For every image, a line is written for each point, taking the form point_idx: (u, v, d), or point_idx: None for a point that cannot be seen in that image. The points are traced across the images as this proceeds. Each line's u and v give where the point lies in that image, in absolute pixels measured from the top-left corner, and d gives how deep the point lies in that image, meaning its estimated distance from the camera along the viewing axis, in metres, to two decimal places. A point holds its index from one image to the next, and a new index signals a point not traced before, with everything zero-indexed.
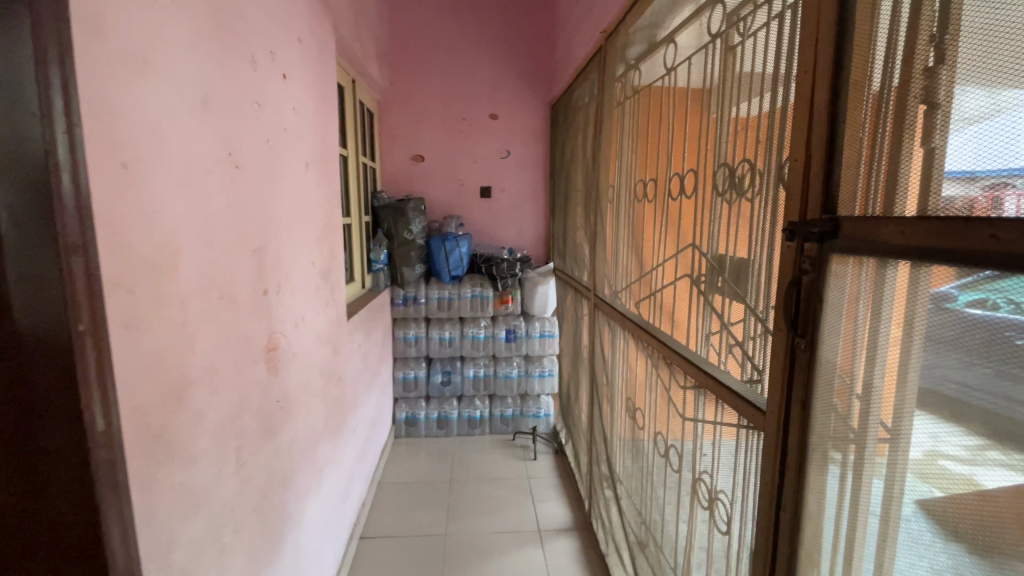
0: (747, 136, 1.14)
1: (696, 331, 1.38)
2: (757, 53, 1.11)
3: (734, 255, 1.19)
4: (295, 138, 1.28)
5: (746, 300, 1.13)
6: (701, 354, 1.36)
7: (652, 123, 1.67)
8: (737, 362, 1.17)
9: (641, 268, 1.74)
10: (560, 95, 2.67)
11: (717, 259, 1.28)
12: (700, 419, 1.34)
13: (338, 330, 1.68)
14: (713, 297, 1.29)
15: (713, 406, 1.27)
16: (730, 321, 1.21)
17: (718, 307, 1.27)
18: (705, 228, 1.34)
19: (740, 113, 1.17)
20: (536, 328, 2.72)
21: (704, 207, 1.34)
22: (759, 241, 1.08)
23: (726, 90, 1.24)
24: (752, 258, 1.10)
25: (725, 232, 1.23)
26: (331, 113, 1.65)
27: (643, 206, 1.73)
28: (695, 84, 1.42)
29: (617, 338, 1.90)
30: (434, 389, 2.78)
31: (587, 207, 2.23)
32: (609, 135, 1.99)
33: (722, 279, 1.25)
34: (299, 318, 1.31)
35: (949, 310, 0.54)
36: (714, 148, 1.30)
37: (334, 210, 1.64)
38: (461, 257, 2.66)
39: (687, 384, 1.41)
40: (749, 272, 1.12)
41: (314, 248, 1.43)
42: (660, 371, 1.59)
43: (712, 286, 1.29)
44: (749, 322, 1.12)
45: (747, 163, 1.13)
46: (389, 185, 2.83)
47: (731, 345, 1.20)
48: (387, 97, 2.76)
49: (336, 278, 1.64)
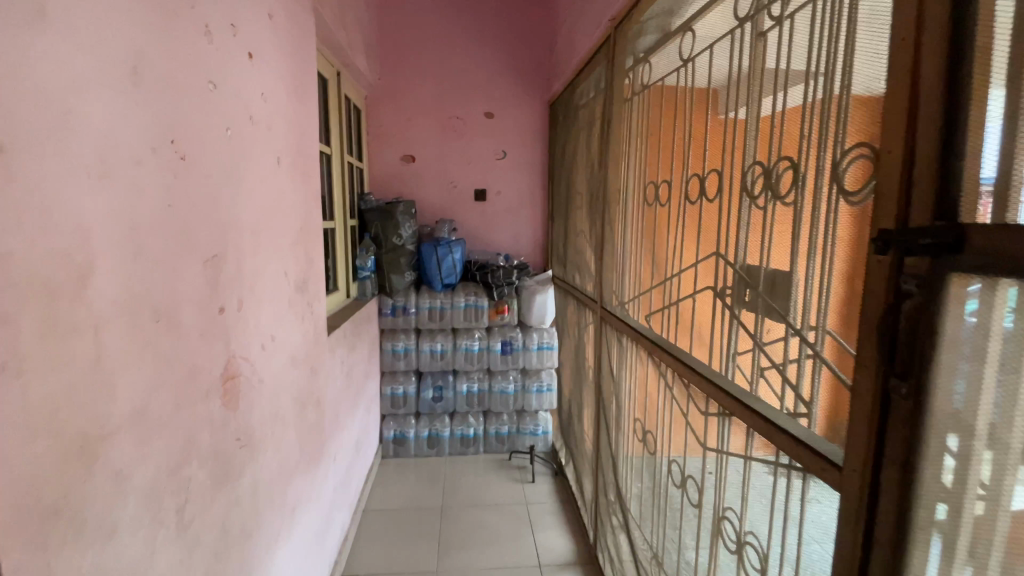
0: (783, 131, 0.98)
1: (720, 349, 1.23)
2: (796, 36, 0.95)
3: (768, 267, 1.04)
4: (264, 129, 1.11)
5: (786, 317, 0.97)
6: (727, 377, 1.20)
7: (663, 123, 1.52)
8: (773, 390, 1.02)
9: (655, 280, 1.58)
10: (560, 93, 2.51)
11: (747, 271, 1.12)
12: (727, 450, 1.18)
13: (317, 347, 1.49)
14: (742, 314, 1.13)
15: (741, 437, 1.11)
16: (764, 341, 1.05)
17: (748, 325, 1.11)
18: (731, 236, 1.18)
19: (774, 106, 1.02)
20: (534, 340, 2.55)
21: (730, 214, 1.19)
22: (802, 251, 0.92)
23: (754, 83, 1.09)
24: (794, 270, 0.95)
25: (757, 241, 1.07)
26: (310, 105, 1.47)
27: (658, 211, 1.56)
28: (717, 76, 1.27)
29: (627, 353, 1.73)
30: (425, 405, 2.58)
31: (591, 211, 2.07)
32: (615, 135, 1.84)
33: (751, 293, 1.09)
34: (268, 338, 1.12)
35: (989, 330, 0.49)
36: (741, 145, 1.14)
37: (313, 213, 1.46)
38: (454, 264, 2.49)
39: (709, 410, 1.25)
40: (790, 286, 0.96)
41: (287, 256, 1.25)
42: (676, 392, 1.42)
43: (741, 301, 1.14)
44: (789, 343, 0.95)
45: (786, 162, 0.97)
46: (377, 187, 2.65)
47: (765, 368, 1.04)
48: (375, 93, 2.59)
49: (315, 289, 1.45)
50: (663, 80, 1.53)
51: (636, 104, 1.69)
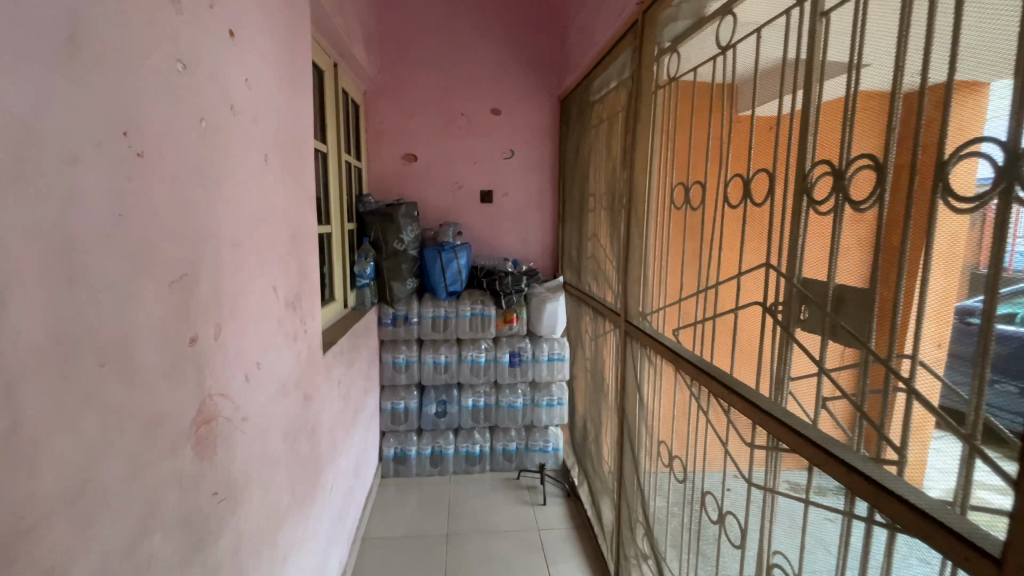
0: (857, 119, 0.80)
1: (769, 371, 1.05)
2: (876, 8, 0.78)
3: (834, 278, 0.86)
4: (250, 124, 0.95)
5: (861, 339, 0.79)
6: (777, 403, 1.02)
7: (699, 119, 1.36)
8: (839, 424, 0.84)
9: (687, 290, 1.42)
10: (574, 88, 2.35)
11: (803, 282, 0.94)
12: (779, 489, 1.01)
13: (311, 370, 1.33)
14: (798, 332, 0.95)
15: (799, 475, 0.95)
16: (829, 365, 0.87)
17: (806, 344, 0.93)
18: (782, 241, 1.01)
19: (842, 92, 0.85)
20: (544, 351, 2.39)
21: (779, 216, 1.01)
22: (884, 261, 0.75)
23: (814, 67, 0.91)
24: (872, 284, 0.77)
25: (818, 248, 0.90)
26: (306, 97, 1.30)
27: (689, 214, 1.40)
28: (764, 63, 1.10)
29: (655, 369, 1.57)
30: (427, 421, 2.41)
31: (611, 214, 1.92)
32: (638, 133, 1.68)
33: (812, 307, 0.91)
34: (254, 366, 0.95)
35: None
36: (795, 138, 0.97)
37: (308, 219, 1.30)
38: (460, 270, 2.33)
39: (755, 441, 1.09)
40: (868, 303, 0.78)
41: (278, 269, 1.08)
42: (713, 418, 1.26)
43: (795, 318, 0.96)
44: (866, 370, 0.77)
45: (862, 157, 0.79)
46: (377, 188, 2.49)
47: (828, 395, 0.87)
48: (375, 88, 2.42)
49: (310, 303, 1.29)
50: (698, 71, 1.36)
51: (665, 97, 1.53)
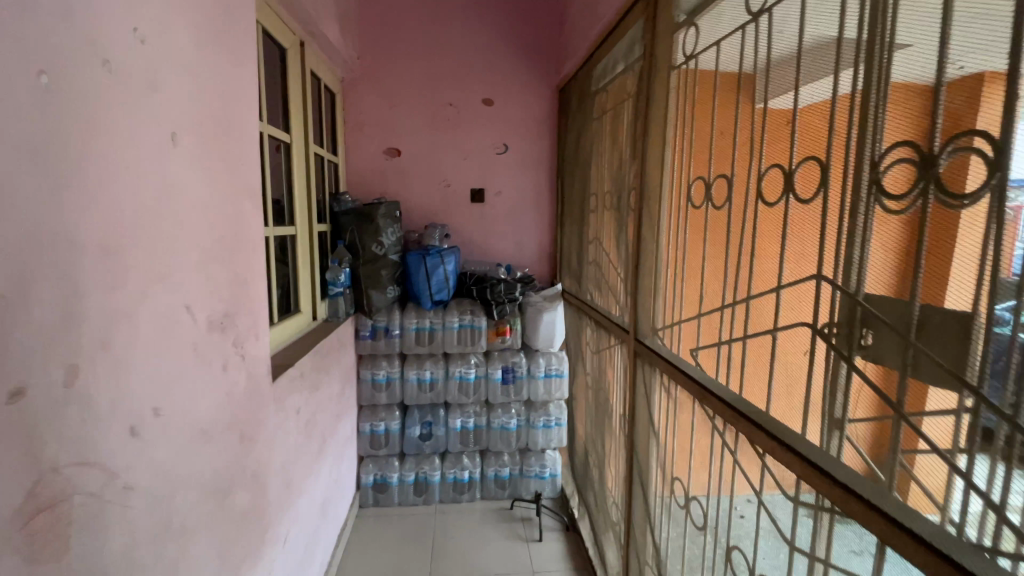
0: (965, 81, 0.58)
1: (818, 415, 0.80)
2: None
3: (918, 294, 0.63)
4: (149, 94, 0.72)
5: (964, 380, 0.57)
6: (831, 453, 0.77)
7: (724, 102, 1.12)
8: (928, 492, 0.62)
9: (710, 305, 1.17)
10: (574, 75, 2.12)
11: (870, 299, 0.71)
12: (832, 567, 0.77)
13: (254, 402, 1.08)
14: (864, 365, 0.72)
15: (866, 555, 0.70)
16: (910, 411, 0.64)
17: (875, 380, 0.69)
18: (837, 243, 0.77)
19: (934, 45, 0.61)
20: (540, 367, 2.15)
21: (834, 214, 0.77)
22: (1013, 273, 0.52)
23: (889, 17, 0.68)
24: (985, 304, 0.55)
25: (895, 253, 0.66)
26: (250, 71, 1.07)
27: (711, 214, 1.16)
28: (808, 24, 0.85)
29: (669, 395, 1.32)
30: (410, 445, 2.16)
31: (617, 213, 1.69)
32: (646, 122, 1.44)
33: (884, 333, 0.68)
34: (149, 415, 0.72)
35: None
36: (855, 113, 0.73)
37: (251, 218, 1.06)
38: (446, 277, 2.08)
39: (801, 501, 0.84)
40: (977, 332, 0.56)
41: (197, 282, 0.85)
42: (744, 464, 1.01)
43: (859, 346, 0.73)
44: (977, 425, 0.55)
45: (974, 131, 0.56)
46: (356, 187, 2.25)
47: (908, 448, 0.64)
48: (354, 75, 2.18)
49: (250, 322, 1.05)
50: (721, 45, 1.13)
51: (682, 79, 1.29)
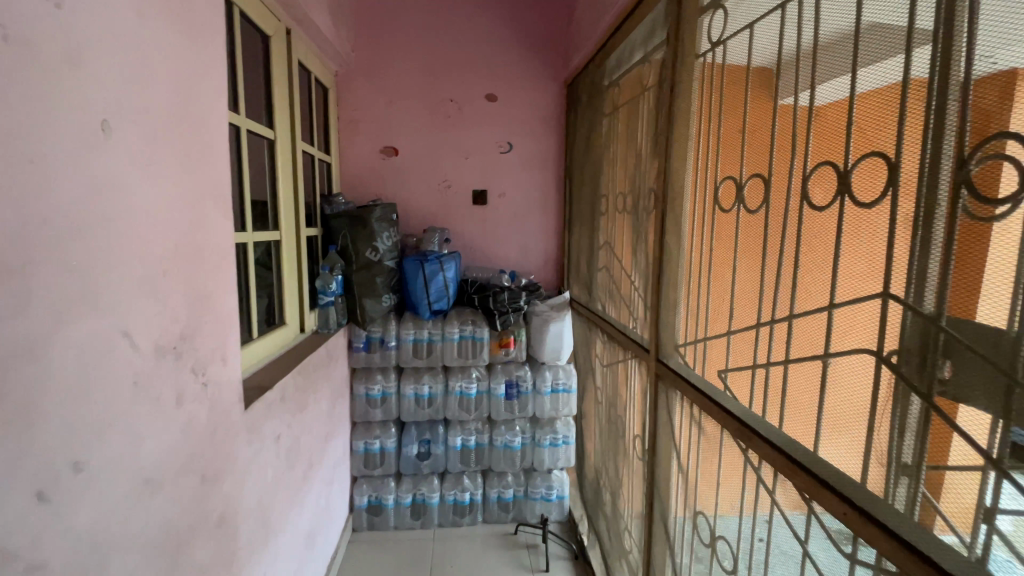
0: None
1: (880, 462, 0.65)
2: None
3: None
4: (68, 72, 0.58)
5: None
6: (899, 507, 0.64)
7: (759, 92, 0.96)
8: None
9: (740, 322, 1.02)
10: (584, 69, 1.98)
11: (955, 324, 0.56)
12: None
13: (221, 436, 0.94)
14: (947, 406, 0.57)
15: None
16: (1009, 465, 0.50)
17: (966, 427, 0.55)
18: (907, 254, 0.62)
19: None
20: (546, 381, 2.00)
21: (905, 219, 0.62)
22: None
23: None
24: None
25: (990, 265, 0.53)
26: (216, 55, 0.93)
27: (743, 218, 1.02)
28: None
29: (694, 422, 1.17)
30: (407, 465, 2.01)
31: (633, 217, 1.54)
32: (668, 116, 1.29)
33: (974, 365, 0.54)
34: (60, 473, 0.58)
35: None
36: (935, 92, 0.58)
37: (217, 224, 0.92)
38: (446, 285, 1.94)
39: (864, 564, 0.69)
40: None
41: (141, 302, 0.71)
42: (786, 509, 0.86)
43: (937, 381, 0.58)
44: None
45: None
46: (351, 188, 2.11)
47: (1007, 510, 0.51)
48: (348, 69, 2.05)
49: (214, 344, 0.91)
50: (754, 26, 0.98)
51: (710, 66, 1.13)
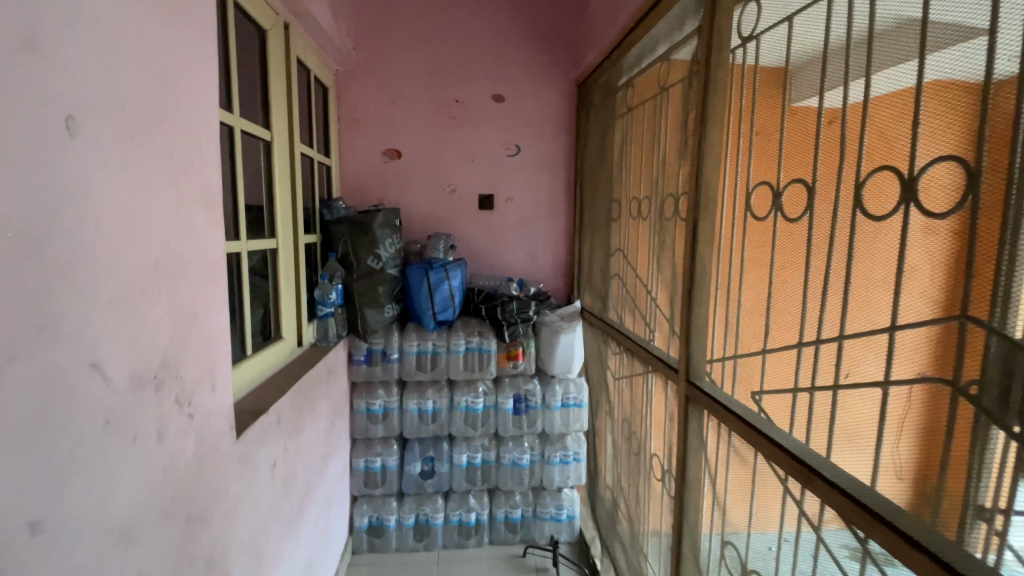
0: None
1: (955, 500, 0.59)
2: None
3: None
4: (22, 57, 0.49)
5: None
6: (975, 555, 0.57)
7: (800, 87, 0.88)
8: None
9: (779, 341, 0.93)
10: (596, 69, 1.89)
11: None
12: None
13: (210, 471, 0.84)
14: None
15: None
16: None
17: None
18: (996, 271, 0.56)
19: None
20: (556, 396, 1.91)
21: (991, 235, 0.56)
22: None
23: None
24: None
25: None
26: (206, 46, 0.84)
27: (780, 227, 0.93)
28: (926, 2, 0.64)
29: (728, 448, 1.08)
30: (409, 484, 1.91)
31: (656, 225, 1.46)
32: (694, 118, 1.21)
33: None
34: (12, 537, 0.48)
35: None
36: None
37: (206, 233, 0.83)
38: (451, 294, 1.84)
39: None
40: None
41: (114, 326, 0.61)
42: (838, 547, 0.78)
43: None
44: None
45: None
46: (351, 192, 2.01)
47: None
48: (349, 68, 1.96)
49: (202, 368, 0.81)
50: (794, 19, 0.90)
51: (742, 64, 1.04)
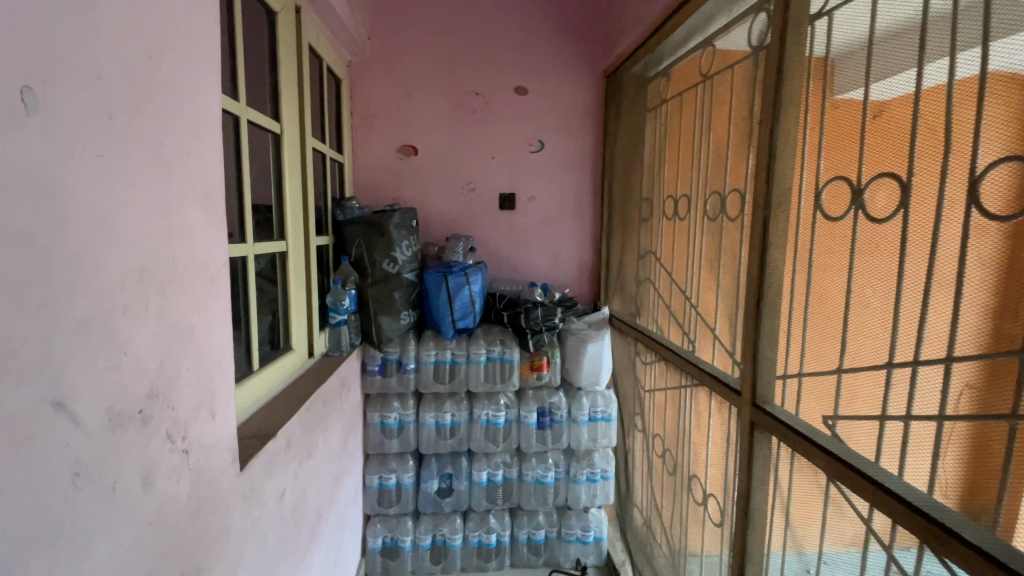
0: None
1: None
2: None
3: None
4: None
5: None
6: None
7: (887, 63, 0.80)
8: None
9: (878, 359, 0.80)
10: (627, 59, 1.76)
11: None
12: None
13: (209, 513, 0.73)
14: None
15: None
16: None
17: None
18: None
19: None
20: (583, 409, 1.77)
21: None
22: None
23: None
24: None
25: None
26: (209, 20, 0.72)
27: (867, 229, 0.82)
28: None
29: (802, 483, 0.95)
30: (426, 502, 1.78)
31: (704, 225, 1.34)
32: (760, 106, 1.07)
33: None
34: None
35: None
36: None
37: (206, 235, 0.71)
38: (472, 300, 1.70)
39: None
40: None
41: (84, 353, 0.49)
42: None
43: None
44: None
45: None
46: (365, 191, 1.90)
47: None
48: (363, 59, 1.84)
49: (198, 395, 0.69)
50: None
51: (819, 51, 0.93)
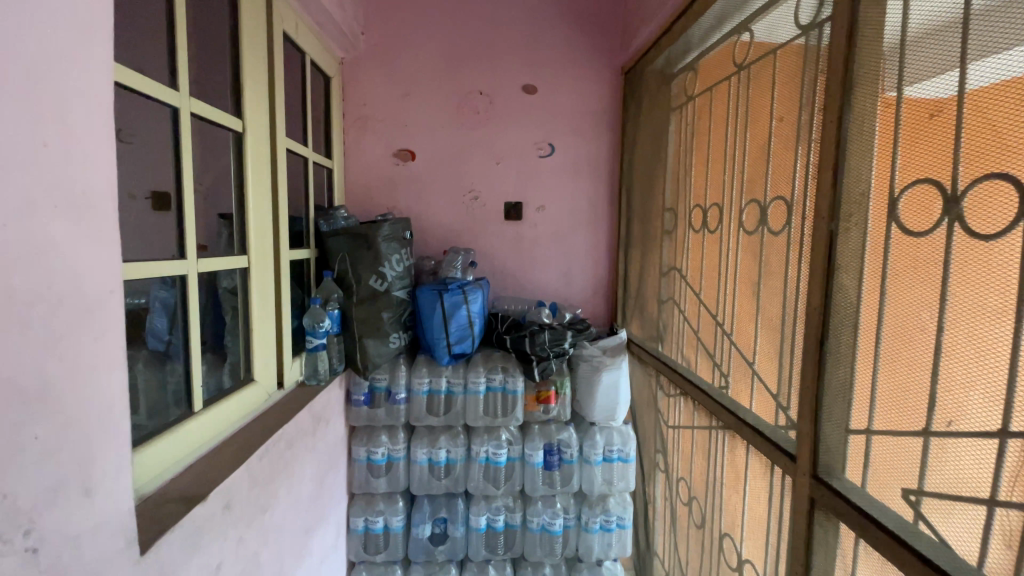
0: None
1: None
2: None
3: None
4: None
5: None
6: None
7: (994, 33, 0.59)
8: None
9: (989, 426, 0.58)
10: (647, 53, 1.56)
11: None
12: None
13: None
14: None
15: None
16: None
17: None
18: None
19: None
20: (597, 448, 1.55)
21: None
22: None
23: None
24: None
25: None
26: None
27: (975, 252, 0.60)
28: None
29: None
30: (418, 548, 1.58)
31: (740, 239, 1.12)
32: (822, 88, 0.84)
33: None
34: None
35: None
36: None
37: (81, 255, 0.54)
38: (470, 322, 1.51)
39: None
40: None
41: None
42: None
43: None
44: None
45: None
46: (357, 199, 1.73)
47: None
48: (356, 55, 1.68)
49: (58, 471, 0.51)
50: None
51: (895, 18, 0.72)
